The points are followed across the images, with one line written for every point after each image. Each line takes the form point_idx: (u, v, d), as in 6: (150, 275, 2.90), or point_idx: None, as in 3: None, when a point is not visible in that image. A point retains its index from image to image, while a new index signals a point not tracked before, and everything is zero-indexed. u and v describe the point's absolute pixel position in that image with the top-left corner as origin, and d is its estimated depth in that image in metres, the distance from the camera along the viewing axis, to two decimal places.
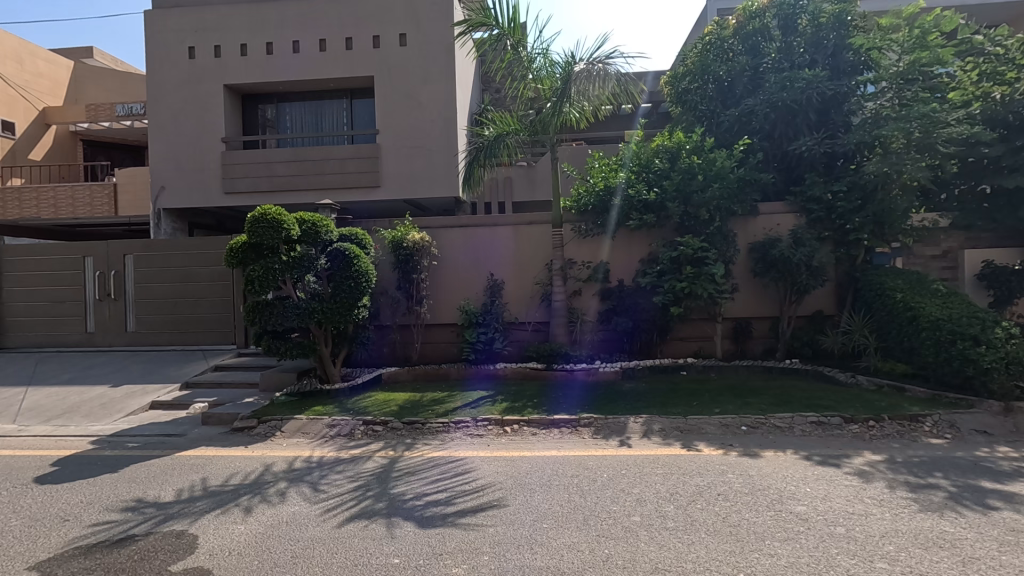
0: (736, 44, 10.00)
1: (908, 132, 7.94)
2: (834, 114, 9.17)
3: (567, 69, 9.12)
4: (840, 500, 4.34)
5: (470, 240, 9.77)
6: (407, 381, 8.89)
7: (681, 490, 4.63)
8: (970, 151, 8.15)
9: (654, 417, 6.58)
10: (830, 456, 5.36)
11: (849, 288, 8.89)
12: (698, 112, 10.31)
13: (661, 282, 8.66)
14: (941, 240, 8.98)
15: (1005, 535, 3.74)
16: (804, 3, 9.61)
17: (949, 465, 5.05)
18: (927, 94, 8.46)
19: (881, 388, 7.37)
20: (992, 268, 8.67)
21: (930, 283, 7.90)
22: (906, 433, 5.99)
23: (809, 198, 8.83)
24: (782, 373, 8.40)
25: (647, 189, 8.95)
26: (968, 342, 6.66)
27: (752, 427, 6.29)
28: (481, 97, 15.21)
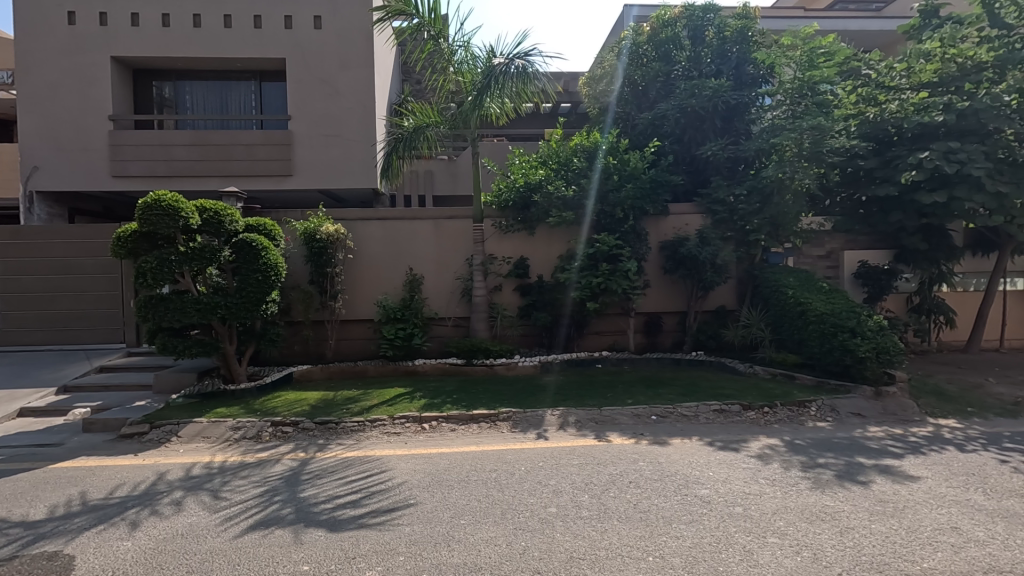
0: (650, 50, 10.46)
1: (797, 141, 8.54)
2: (738, 122, 9.88)
3: (487, 63, 9.07)
4: (739, 482, 4.67)
5: (388, 234, 9.52)
6: (320, 379, 8.55)
7: (595, 479, 4.78)
8: (849, 162, 8.96)
9: (571, 410, 6.74)
10: (730, 441, 5.74)
11: (748, 285, 9.58)
12: (614, 114, 10.77)
13: (579, 278, 8.89)
14: (825, 242, 9.93)
15: (875, 505, 4.19)
16: (711, 17, 10.24)
17: (830, 445, 5.58)
18: (816, 108, 8.99)
19: (774, 377, 8.00)
20: (867, 267, 9.68)
21: (816, 280, 8.68)
22: (795, 418, 6.56)
23: (714, 200, 9.42)
24: (689, 364, 8.92)
25: (566, 186, 9.12)
26: (847, 334, 7.38)
27: (662, 416, 6.62)
28: (402, 87, 14.89)
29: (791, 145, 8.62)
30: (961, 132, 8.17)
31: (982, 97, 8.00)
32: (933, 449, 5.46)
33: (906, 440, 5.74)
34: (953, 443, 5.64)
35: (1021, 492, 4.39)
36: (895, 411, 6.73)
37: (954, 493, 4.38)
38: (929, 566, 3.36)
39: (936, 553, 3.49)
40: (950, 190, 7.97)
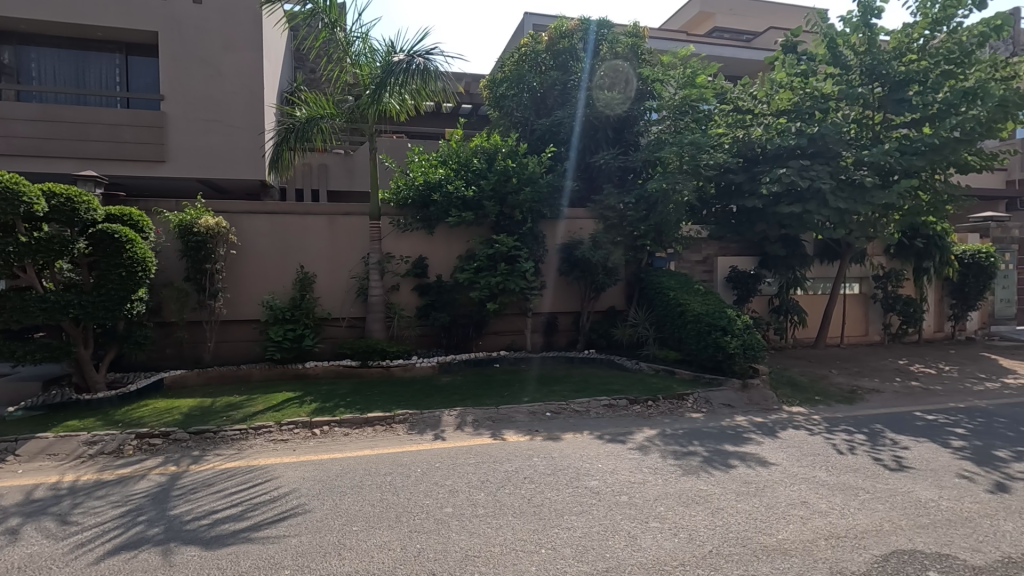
0: (548, 59, 10.81)
1: (680, 155, 9.26)
2: (627, 133, 10.57)
3: (386, 58, 8.81)
4: (625, 472, 4.96)
5: (277, 229, 8.96)
6: (196, 385, 7.84)
7: (491, 477, 4.84)
8: (722, 177, 9.91)
9: (468, 409, 6.77)
10: (617, 434, 6.08)
11: (636, 286, 10.21)
12: (514, 118, 11.01)
13: (478, 278, 8.94)
14: (702, 249, 10.83)
15: (740, 486, 4.64)
16: (604, 32, 10.71)
17: (704, 434, 6.10)
18: (695, 125, 9.91)
19: (657, 372, 8.59)
20: (736, 272, 10.70)
21: (694, 283, 9.45)
22: (675, 410, 7.09)
23: (606, 206, 9.94)
24: (582, 362, 9.31)
25: (466, 186, 9.16)
26: (719, 332, 8.11)
27: (556, 412, 6.86)
28: (294, 74, 14.10)
29: (674, 157, 9.33)
30: (813, 152, 9.32)
31: (829, 124, 9.20)
32: (787, 433, 6.17)
33: (766, 426, 6.43)
34: (802, 427, 6.42)
35: (855, 468, 5.09)
36: (758, 401, 7.51)
37: (802, 472, 4.98)
38: (782, 537, 3.79)
39: (788, 525, 3.95)
40: (804, 204, 9.02)
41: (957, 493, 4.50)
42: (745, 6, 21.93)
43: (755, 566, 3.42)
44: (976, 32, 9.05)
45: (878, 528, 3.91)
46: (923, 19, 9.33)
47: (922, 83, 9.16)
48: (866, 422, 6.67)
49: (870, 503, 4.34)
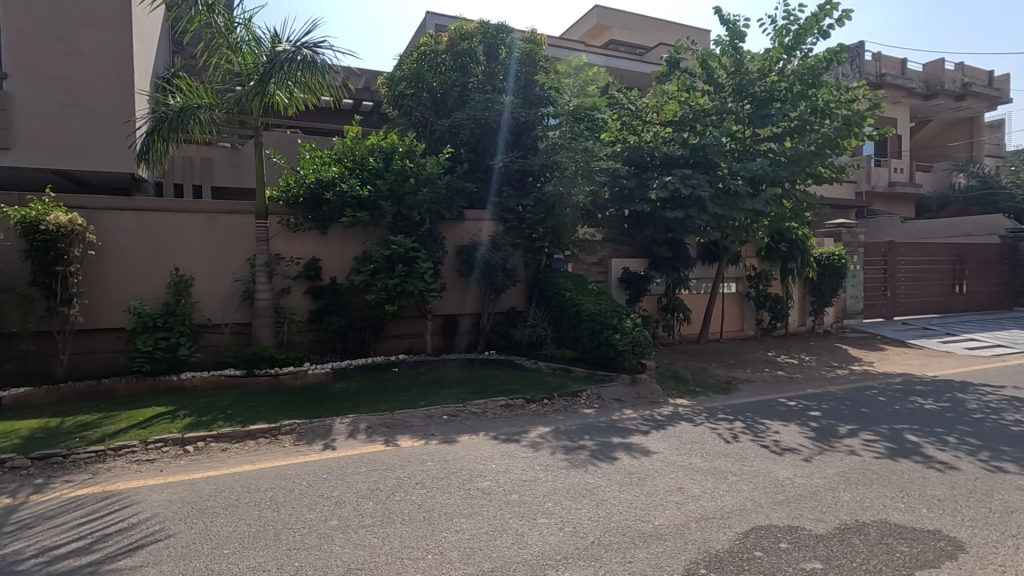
0: (447, 60, 10.89)
1: (574, 160, 9.61)
2: (526, 138, 10.71)
3: (271, 48, 8.30)
4: (517, 471, 5.03)
5: (147, 227, 8.15)
6: (46, 403, 6.93)
7: (382, 485, 4.70)
8: (614, 182, 10.25)
9: (362, 416, 6.55)
10: (512, 434, 6.16)
11: (535, 288, 10.44)
12: (414, 118, 10.91)
13: (374, 281, 8.68)
14: (598, 251, 11.30)
15: (624, 477, 4.88)
16: (503, 37, 10.93)
17: (594, 428, 6.35)
18: (589, 132, 10.33)
19: (554, 371, 8.82)
20: (629, 273, 11.28)
21: (589, 284, 9.83)
22: (569, 407, 7.33)
23: (505, 209, 10.09)
24: (482, 363, 9.36)
25: (361, 186, 8.87)
26: (611, 330, 8.50)
27: (453, 415, 6.83)
28: (171, 59, 12.94)
29: (570, 162, 9.65)
30: (694, 162, 10.07)
31: (709, 136, 10.01)
32: (669, 424, 6.57)
33: (651, 419, 6.82)
34: (683, 418, 6.89)
35: (725, 453, 5.54)
36: (646, 394, 7.96)
37: (680, 459, 5.32)
38: (658, 523, 4.03)
39: (665, 511, 4.21)
40: (686, 210, 9.74)
41: (808, 470, 5.03)
42: (637, 22, 23.21)
43: (633, 552, 3.60)
44: (824, 58, 10.15)
45: (741, 508, 4.27)
46: (778, 44, 10.46)
47: (782, 101, 10.15)
48: (738, 410, 7.30)
49: (736, 485, 4.73)
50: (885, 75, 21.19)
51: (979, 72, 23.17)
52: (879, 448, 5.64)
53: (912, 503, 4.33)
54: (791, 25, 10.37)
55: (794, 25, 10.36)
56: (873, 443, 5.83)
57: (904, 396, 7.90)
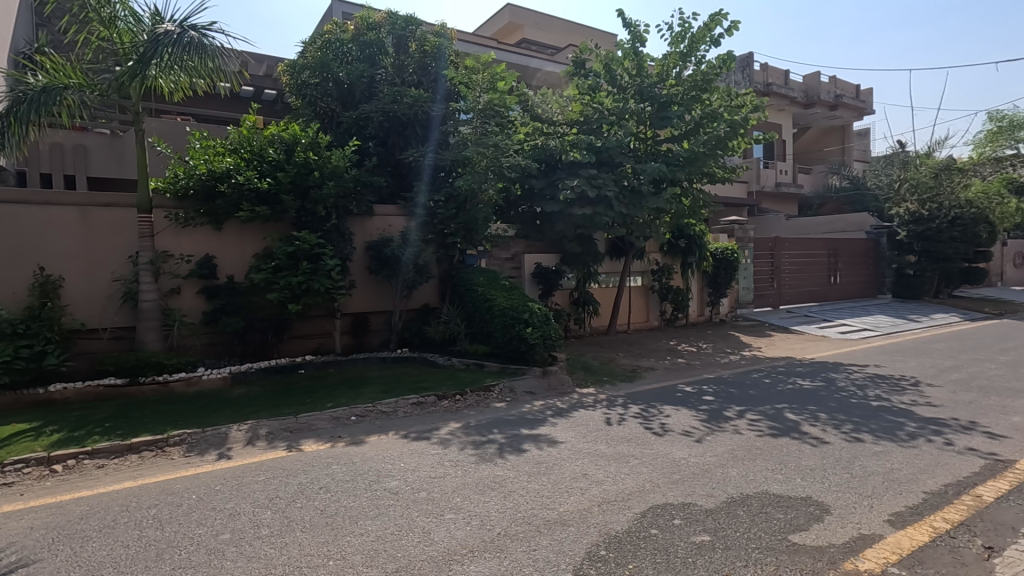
0: (353, 50, 10.52)
1: (484, 156, 9.54)
2: (436, 134, 10.37)
3: (152, 27, 7.60)
4: (426, 468, 4.98)
5: (3, 222, 7.21)
6: None
7: (282, 492, 4.48)
8: (525, 180, 10.69)
9: (262, 421, 6.19)
10: (423, 431, 6.10)
11: (448, 284, 10.39)
12: (319, 109, 10.44)
13: (276, 279, 8.23)
14: (510, 247, 11.42)
15: (532, 467, 4.98)
16: (412, 29, 10.69)
17: (504, 422, 6.43)
18: (502, 129, 10.24)
19: (468, 366, 8.82)
20: (541, 268, 11.51)
21: (502, 279, 9.91)
22: (481, 401, 7.37)
23: (416, 204, 9.97)
24: (393, 362, 9.17)
25: (259, 178, 8.34)
26: (522, 325, 8.63)
27: (362, 416, 6.64)
28: (35, 33, 11.53)
29: (480, 158, 9.55)
30: (600, 161, 10.44)
31: (612, 137, 10.48)
32: (577, 413, 6.80)
33: (560, 409, 7.00)
34: (590, 406, 7.15)
35: (628, 438, 5.81)
36: (556, 386, 8.17)
37: (586, 447, 5.51)
38: (562, 509, 4.15)
39: (570, 498, 4.34)
40: (594, 207, 10.03)
41: (701, 450, 5.39)
42: (549, 22, 23.69)
43: (537, 540, 3.68)
44: (714, 65, 10.84)
45: (641, 489, 4.50)
46: (674, 51, 11.06)
47: (679, 104, 10.70)
48: (641, 397, 7.67)
49: (637, 467, 4.98)
50: (772, 85, 23.13)
51: (849, 85, 25.84)
52: (762, 427, 6.15)
53: (788, 474, 4.77)
54: (686, 33, 11.00)
55: (689, 33, 11.01)
56: (756, 422, 6.36)
57: (785, 377, 8.69)
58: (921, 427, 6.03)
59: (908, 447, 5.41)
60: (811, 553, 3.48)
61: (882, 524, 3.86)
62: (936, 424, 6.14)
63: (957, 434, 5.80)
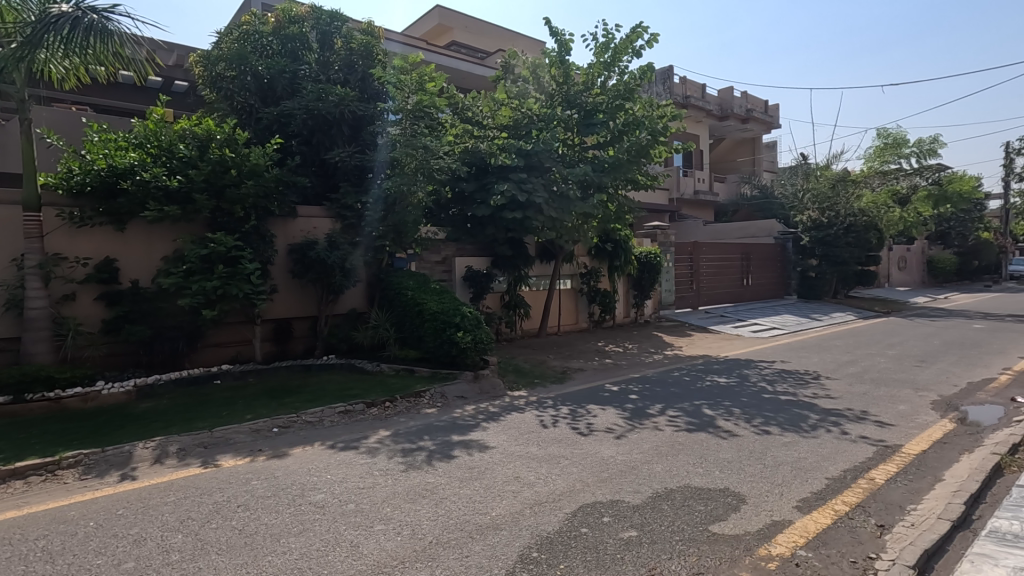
0: (274, 44, 10.09)
1: (414, 157, 9.47)
2: (363, 133, 10.13)
3: (42, 8, 6.89)
4: (354, 479, 4.81)
5: None
6: None
7: (195, 513, 4.17)
8: (455, 183, 10.66)
9: (171, 437, 5.73)
10: (350, 441, 5.90)
11: (376, 288, 10.15)
12: (235, 104, 9.89)
13: (188, 283, 7.68)
14: (441, 250, 11.32)
15: (463, 473, 4.94)
16: (338, 25, 10.39)
17: (435, 428, 6.34)
18: (431, 130, 10.18)
19: (398, 372, 8.64)
20: (472, 272, 11.49)
21: (432, 283, 9.79)
22: (412, 407, 7.23)
23: (343, 205, 9.74)
24: (319, 369, 8.82)
25: (168, 175, 7.76)
26: (453, 329, 8.56)
27: (284, 427, 6.33)
28: None
29: (410, 159, 9.45)
30: (529, 166, 10.56)
31: (541, 142, 10.62)
32: (509, 417, 6.83)
33: (491, 412, 7.01)
34: (521, 409, 7.20)
35: (558, 439, 5.90)
36: (488, 390, 8.16)
37: (517, 450, 5.54)
38: (495, 514, 4.14)
39: (502, 501, 4.34)
40: (524, 211, 10.19)
41: (628, 447, 5.57)
42: (479, 25, 23.72)
43: (469, 546, 3.65)
44: (636, 76, 11.27)
45: (571, 489, 4.58)
46: (598, 60, 11.39)
47: (604, 112, 11.06)
48: (570, 398, 7.82)
49: (567, 468, 5.06)
50: (690, 97, 24.42)
51: (758, 100, 27.74)
52: (682, 422, 6.45)
53: (708, 467, 5.03)
54: (609, 44, 11.38)
55: (612, 44, 11.40)
56: (676, 418, 6.67)
57: (703, 375, 9.17)
58: (822, 418, 6.56)
59: (811, 437, 5.86)
60: (730, 542, 3.68)
61: (791, 510, 4.14)
62: (835, 415, 6.70)
63: (852, 423, 6.35)
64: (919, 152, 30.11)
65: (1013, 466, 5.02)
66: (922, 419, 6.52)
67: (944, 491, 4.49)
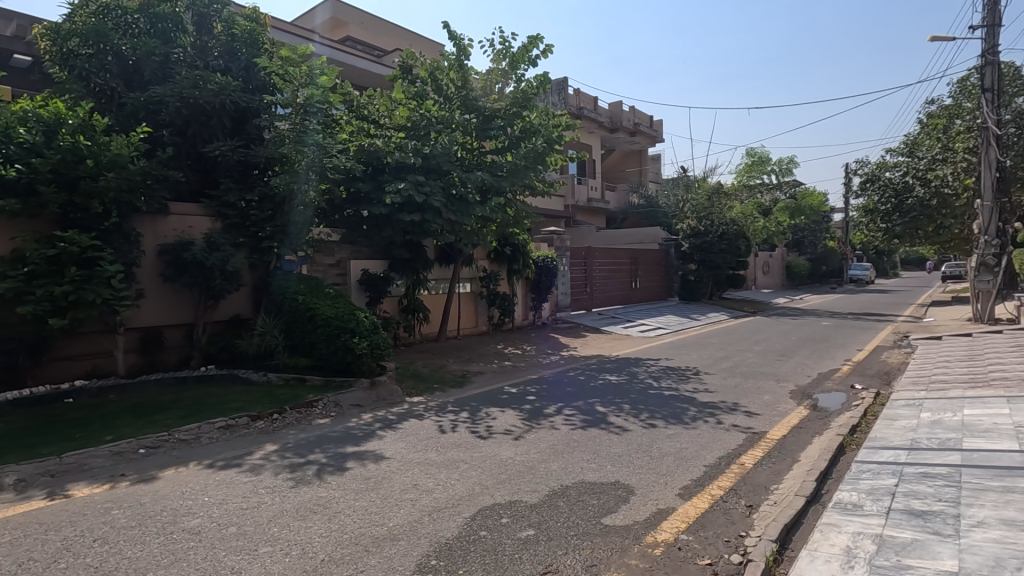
0: (141, 22, 9.08)
1: (305, 154, 9.02)
2: (247, 126, 9.43)
3: None
4: (236, 499, 4.45)
5: None
6: None
7: (39, 553, 3.62)
8: (350, 183, 10.28)
9: (7, 468, 4.93)
10: (232, 458, 5.45)
11: (263, 293, 9.49)
12: (92, 85, 8.81)
13: (30, 289, 6.67)
14: (335, 252, 10.87)
15: (359, 484, 4.77)
16: (218, 8, 9.58)
17: (329, 439, 6.04)
18: (323, 127, 9.66)
19: (287, 382, 8.12)
20: (368, 276, 11.13)
21: (325, 287, 9.33)
22: (303, 419, 6.83)
23: (223, 203, 8.97)
24: (195, 382, 8.07)
25: (5, 164, 6.72)
26: (348, 334, 8.21)
27: (153, 448, 5.69)
28: None
29: (300, 156, 8.97)
30: (428, 168, 10.44)
31: (439, 144, 10.56)
32: (407, 423, 6.68)
33: (388, 420, 6.81)
34: (419, 415, 7.08)
35: (457, 443, 5.87)
36: (385, 396, 7.93)
37: (416, 457, 5.44)
38: (392, 524, 4.02)
39: (400, 511, 4.23)
40: (422, 214, 10.09)
41: (525, 448, 5.68)
42: (374, 22, 23.06)
43: (364, 560, 3.51)
44: (532, 84, 11.55)
45: (471, 493, 4.57)
46: (496, 67, 11.56)
47: (502, 118, 11.22)
48: (469, 402, 7.83)
49: (466, 471, 5.06)
50: (583, 109, 25.55)
51: (644, 115, 29.66)
52: (576, 420, 6.72)
53: (600, 462, 5.26)
54: (506, 51, 11.59)
55: (510, 52, 11.62)
56: (571, 416, 6.92)
57: (596, 374, 9.60)
58: (700, 410, 7.14)
59: (692, 429, 6.35)
60: (621, 533, 3.87)
61: (674, 497, 4.46)
62: (711, 407, 7.33)
63: (726, 414, 6.98)
64: (779, 169, 33.87)
65: (853, 444, 5.78)
66: (782, 407, 7.32)
67: (800, 470, 5.06)
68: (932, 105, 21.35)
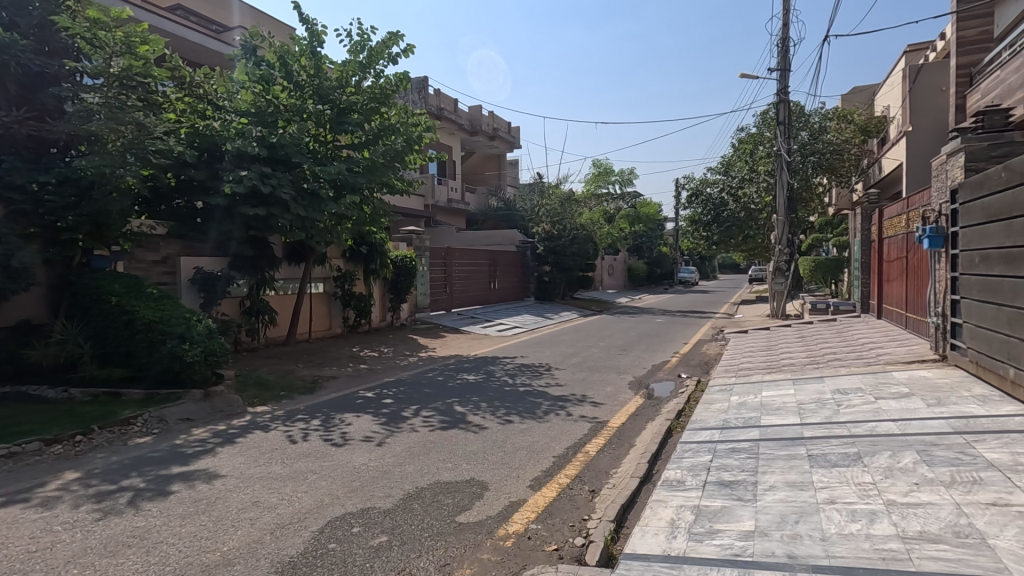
0: None
1: (120, 134, 7.79)
2: (42, 95, 7.92)
3: None
4: (20, 542, 3.70)
5: None
6: None
7: None
8: (181, 170, 9.31)
9: None
10: (16, 492, 4.53)
11: (63, 293, 8.05)
12: None
13: None
14: (160, 247, 9.62)
15: (187, 508, 4.25)
16: None
17: (149, 461, 5.29)
18: (143, 107, 8.29)
19: (95, 398, 6.96)
20: (202, 274, 10.00)
21: (147, 286, 8.12)
22: (115, 440, 5.90)
23: (6, 185, 7.45)
24: None
25: None
26: (176, 341, 7.22)
27: None
28: None
29: (113, 137, 7.75)
30: (274, 159, 9.70)
31: (288, 134, 9.81)
32: (247, 436, 6.10)
33: (226, 434, 6.16)
34: (264, 426, 6.51)
35: (306, 454, 5.51)
36: (222, 408, 7.16)
37: (257, 471, 5.01)
38: (226, 548, 3.65)
39: (236, 532, 3.86)
40: (268, 208, 9.43)
41: (380, 453, 5.52)
42: None
43: None
44: (391, 80, 11.24)
45: (319, 504, 4.33)
46: (353, 60, 11.05)
47: (358, 112, 10.79)
48: (320, 408, 7.39)
49: (315, 482, 4.77)
50: (443, 110, 25.54)
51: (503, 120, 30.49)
52: (434, 421, 6.69)
53: (456, 461, 5.30)
54: (364, 44, 11.17)
55: (367, 45, 11.22)
56: (428, 417, 6.87)
57: (455, 374, 9.66)
58: (552, 404, 7.54)
59: (544, 422, 6.67)
60: (474, 529, 3.93)
61: (525, 489, 4.65)
62: (562, 400, 7.78)
63: (574, 406, 7.45)
64: (621, 179, 37.03)
65: (679, 428, 6.52)
66: (622, 398, 8.03)
67: (636, 454, 5.58)
68: (742, 131, 24.87)
